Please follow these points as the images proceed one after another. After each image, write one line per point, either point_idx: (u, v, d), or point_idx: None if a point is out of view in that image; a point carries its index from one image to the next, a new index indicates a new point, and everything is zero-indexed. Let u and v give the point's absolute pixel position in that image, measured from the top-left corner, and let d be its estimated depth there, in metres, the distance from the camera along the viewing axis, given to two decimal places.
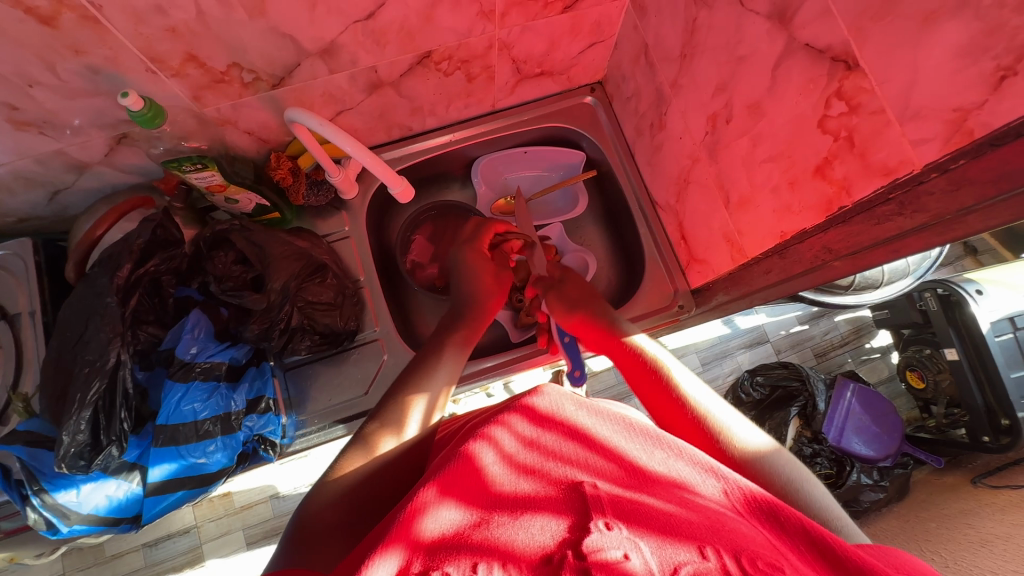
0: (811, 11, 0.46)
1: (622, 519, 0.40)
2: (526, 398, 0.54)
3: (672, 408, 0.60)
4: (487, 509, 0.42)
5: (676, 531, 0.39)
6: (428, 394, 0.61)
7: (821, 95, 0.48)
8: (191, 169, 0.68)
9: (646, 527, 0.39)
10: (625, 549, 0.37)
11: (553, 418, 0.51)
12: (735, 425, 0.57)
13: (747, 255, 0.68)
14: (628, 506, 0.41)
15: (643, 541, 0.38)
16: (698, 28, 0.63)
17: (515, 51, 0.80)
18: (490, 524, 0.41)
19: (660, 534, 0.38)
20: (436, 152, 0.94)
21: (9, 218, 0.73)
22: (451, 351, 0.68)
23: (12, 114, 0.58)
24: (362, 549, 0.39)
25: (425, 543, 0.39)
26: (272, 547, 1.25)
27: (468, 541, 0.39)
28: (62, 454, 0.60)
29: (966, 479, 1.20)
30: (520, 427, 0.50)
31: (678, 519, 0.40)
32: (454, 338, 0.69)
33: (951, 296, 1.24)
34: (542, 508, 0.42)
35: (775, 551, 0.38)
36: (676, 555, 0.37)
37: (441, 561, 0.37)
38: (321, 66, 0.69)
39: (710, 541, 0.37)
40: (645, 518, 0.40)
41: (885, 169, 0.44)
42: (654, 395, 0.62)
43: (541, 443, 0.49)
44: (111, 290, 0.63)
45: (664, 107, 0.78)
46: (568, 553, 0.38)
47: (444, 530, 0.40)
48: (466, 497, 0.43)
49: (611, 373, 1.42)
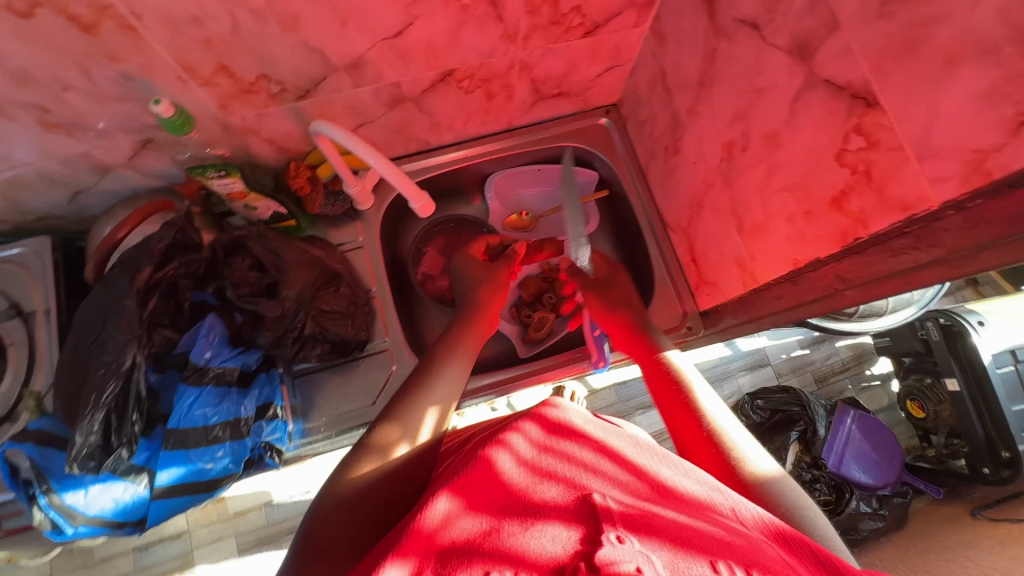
0: (831, 49, 0.48)
1: (632, 530, 0.40)
2: (539, 411, 0.56)
3: (686, 420, 0.61)
4: (499, 516, 0.43)
5: (686, 543, 0.39)
6: (443, 406, 0.60)
7: (840, 129, 0.49)
8: (215, 175, 0.69)
9: (657, 539, 0.39)
10: (638, 561, 0.36)
11: (563, 432, 0.53)
12: (750, 449, 0.57)
13: (758, 280, 0.69)
14: (638, 518, 0.41)
15: (655, 554, 0.38)
16: (718, 58, 0.65)
17: (534, 71, 0.82)
18: (502, 532, 0.41)
19: (672, 546, 0.38)
20: (451, 167, 0.95)
21: (28, 216, 0.74)
22: (466, 355, 0.67)
23: (43, 116, 0.59)
24: (373, 558, 0.39)
25: (437, 548, 0.39)
26: (264, 555, 1.24)
27: (480, 549, 0.39)
28: (73, 454, 0.60)
29: (965, 511, 1.20)
30: (532, 432, 0.53)
31: (688, 532, 0.40)
32: (463, 349, 0.67)
33: (952, 326, 1.25)
34: (551, 517, 0.42)
35: (785, 565, 0.38)
36: (688, 567, 0.37)
37: (453, 568, 0.37)
38: (347, 80, 0.70)
39: (721, 554, 0.37)
40: (657, 529, 0.40)
41: (902, 205, 0.45)
42: (679, 417, 0.62)
43: (552, 453, 0.50)
44: (130, 292, 0.64)
45: (679, 132, 0.79)
46: (580, 564, 0.37)
47: (457, 534, 0.41)
48: (479, 504, 0.44)
49: (612, 391, 1.42)
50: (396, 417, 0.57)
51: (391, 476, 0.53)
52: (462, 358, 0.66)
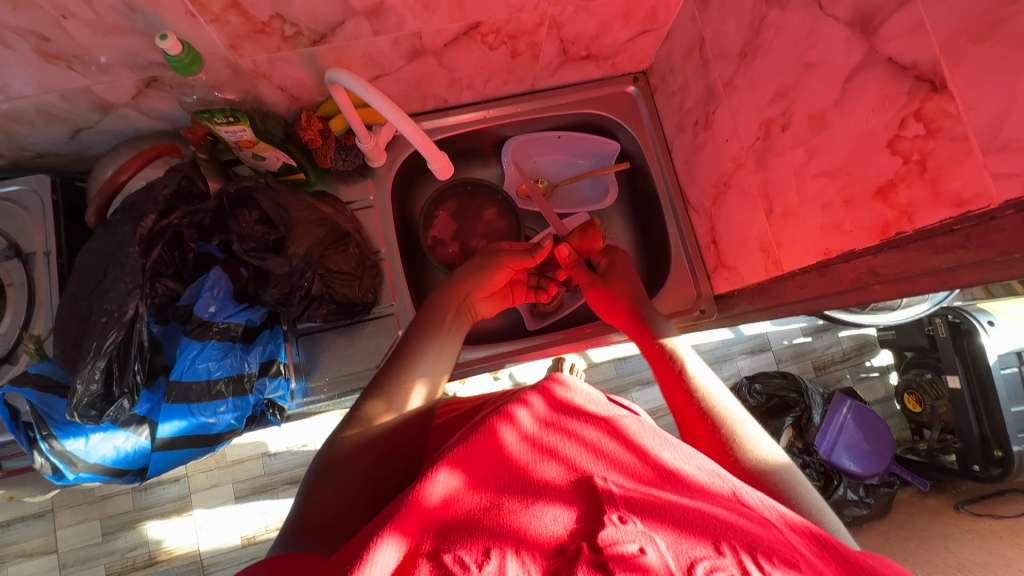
0: (900, 24, 0.44)
1: (635, 512, 0.39)
2: (539, 387, 0.55)
3: (692, 413, 0.60)
4: (500, 492, 0.42)
5: (689, 525, 0.38)
6: (432, 382, 0.61)
7: (897, 114, 0.46)
8: (222, 122, 0.66)
9: (660, 521, 0.39)
10: (641, 543, 0.37)
11: (561, 414, 0.51)
12: (759, 438, 0.56)
13: (783, 268, 0.66)
14: (640, 501, 0.40)
15: (659, 535, 0.37)
16: (765, 27, 0.61)
17: (564, 30, 0.77)
18: (501, 510, 0.40)
19: (676, 528, 0.38)
20: (468, 127, 0.91)
21: (27, 151, 0.71)
22: (447, 333, 0.66)
23: (41, 45, 0.55)
24: (369, 531, 0.38)
25: (436, 524, 0.39)
26: (260, 504, 1.26)
27: (480, 524, 0.39)
28: (74, 402, 0.59)
29: (949, 503, 1.24)
30: (536, 408, 0.51)
31: (692, 513, 0.39)
32: (452, 325, 0.68)
33: (961, 324, 1.24)
34: (553, 498, 0.41)
35: (788, 546, 0.37)
36: (692, 549, 0.36)
37: (451, 544, 0.37)
38: (365, 27, 0.66)
39: (726, 537, 0.37)
40: (660, 512, 0.39)
41: (957, 201, 0.42)
42: (687, 411, 0.60)
43: (551, 431, 0.49)
44: (134, 239, 0.61)
45: (713, 106, 0.75)
46: (581, 544, 0.37)
47: (457, 509, 0.41)
48: (479, 479, 0.43)
49: (611, 366, 1.41)
50: (384, 395, 0.57)
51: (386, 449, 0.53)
52: (446, 337, 0.66)
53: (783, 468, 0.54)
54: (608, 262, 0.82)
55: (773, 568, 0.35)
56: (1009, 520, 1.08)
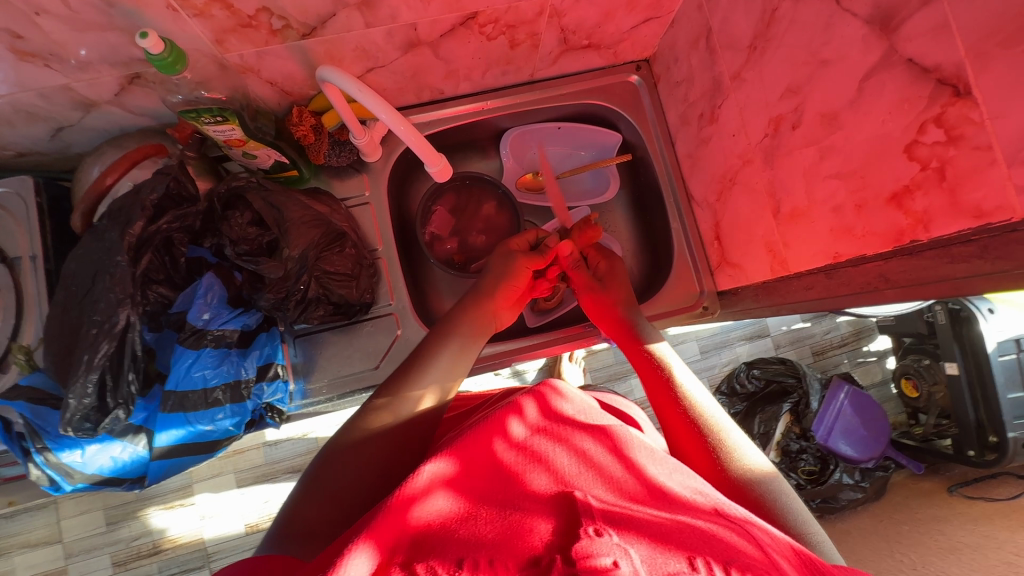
0: (923, 23, 0.42)
1: (612, 525, 0.38)
2: (525, 399, 0.55)
3: (678, 420, 0.59)
4: (479, 507, 0.42)
5: (665, 539, 0.37)
6: (438, 389, 0.59)
7: (915, 119, 0.44)
8: (210, 121, 0.63)
9: (637, 533, 0.37)
10: (616, 556, 0.34)
11: (546, 428, 0.51)
12: (745, 449, 0.55)
13: (789, 268, 0.65)
14: (617, 515, 0.39)
15: (634, 547, 0.35)
16: (777, 19, 0.58)
17: (565, 19, 0.73)
18: (478, 523, 0.40)
19: (651, 541, 0.36)
20: (465, 120, 0.88)
21: (7, 151, 0.68)
22: (450, 346, 0.62)
23: (15, 43, 0.52)
24: (343, 542, 0.37)
25: (410, 535, 0.38)
26: (263, 491, 1.27)
27: (455, 535, 0.38)
28: (68, 417, 0.58)
29: (941, 487, 1.26)
30: (526, 417, 0.52)
31: (667, 528, 0.38)
32: (465, 330, 0.64)
33: (962, 312, 1.22)
34: (533, 510, 0.41)
35: (766, 563, 0.36)
36: (667, 563, 0.35)
37: (426, 555, 0.36)
38: (357, 19, 0.63)
39: (701, 552, 0.36)
40: (637, 525, 0.38)
41: (977, 212, 0.41)
42: (674, 418, 0.59)
43: (532, 445, 0.49)
44: (122, 248, 0.59)
45: (719, 99, 0.73)
46: (555, 557, 0.35)
47: (434, 520, 0.40)
48: (459, 490, 0.43)
49: (611, 352, 1.30)
50: (383, 400, 0.56)
51: (386, 460, 0.52)
52: (464, 350, 0.63)
53: (765, 478, 0.53)
54: (607, 265, 0.78)
55: None
56: (1002, 504, 1.10)
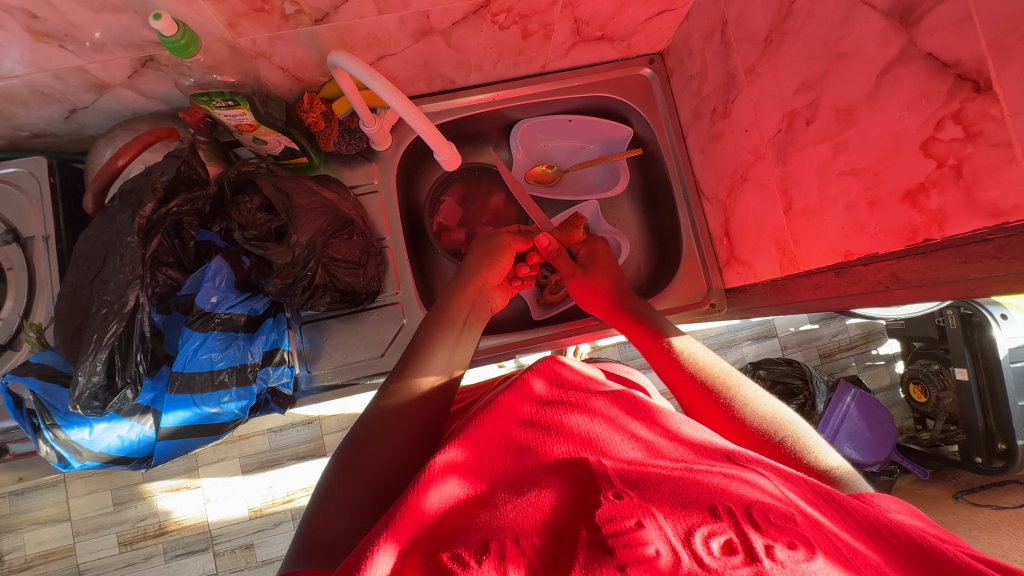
0: (944, 17, 0.41)
1: (632, 485, 0.38)
2: (530, 375, 0.55)
3: (692, 389, 0.60)
4: (496, 484, 0.42)
5: (687, 491, 0.37)
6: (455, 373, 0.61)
7: (932, 115, 0.43)
8: (222, 105, 0.63)
9: (656, 490, 0.37)
10: (639, 518, 0.35)
11: (555, 399, 0.51)
12: (770, 409, 0.57)
13: (798, 266, 0.64)
14: (633, 474, 0.39)
15: (656, 507, 0.36)
16: (794, 12, 0.57)
17: (579, 10, 0.73)
18: (498, 499, 0.40)
19: (672, 496, 0.37)
20: (475, 110, 0.88)
21: (22, 131, 0.69)
22: (445, 338, 0.63)
23: (31, 23, 0.53)
24: (367, 539, 0.37)
25: (431, 524, 0.39)
26: (268, 477, 1.28)
27: (475, 516, 0.39)
28: (77, 394, 0.59)
29: (947, 493, 1.24)
30: (534, 392, 0.53)
31: (685, 479, 0.38)
32: (458, 320, 0.65)
33: (974, 317, 1.21)
34: (549, 478, 0.41)
35: (785, 505, 0.36)
36: (688, 517, 0.35)
37: (450, 541, 0.36)
38: (370, 6, 0.62)
39: (721, 498, 0.36)
40: (656, 482, 0.38)
41: (993, 211, 0.40)
42: (689, 392, 0.60)
43: (542, 416, 0.49)
44: (132, 229, 0.60)
45: (733, 93, 0.72)
46: (580, 528, 0.36)
47: (454, 507, 0.40)
48: (476, 474, 0.43)
49: (616, 349, 1.30)
50: (396, 387, 0.56)
51: (398, 443, 0.52)
52: (463, 334, 0.65)
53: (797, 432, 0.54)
54: (588, 251, 0.82)
55: (770, 526, 0.34)
56: (1007, 512, 1.09)
